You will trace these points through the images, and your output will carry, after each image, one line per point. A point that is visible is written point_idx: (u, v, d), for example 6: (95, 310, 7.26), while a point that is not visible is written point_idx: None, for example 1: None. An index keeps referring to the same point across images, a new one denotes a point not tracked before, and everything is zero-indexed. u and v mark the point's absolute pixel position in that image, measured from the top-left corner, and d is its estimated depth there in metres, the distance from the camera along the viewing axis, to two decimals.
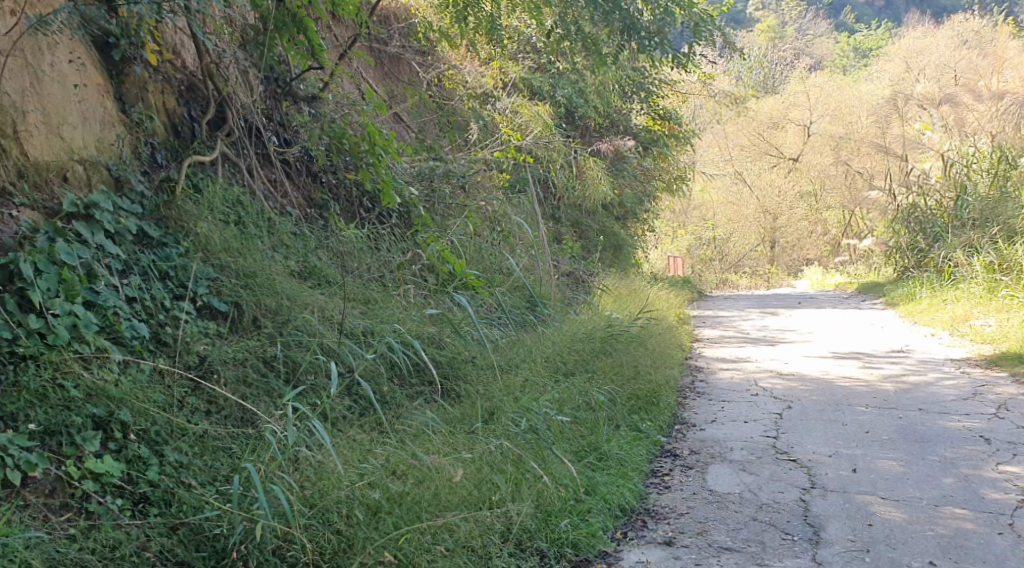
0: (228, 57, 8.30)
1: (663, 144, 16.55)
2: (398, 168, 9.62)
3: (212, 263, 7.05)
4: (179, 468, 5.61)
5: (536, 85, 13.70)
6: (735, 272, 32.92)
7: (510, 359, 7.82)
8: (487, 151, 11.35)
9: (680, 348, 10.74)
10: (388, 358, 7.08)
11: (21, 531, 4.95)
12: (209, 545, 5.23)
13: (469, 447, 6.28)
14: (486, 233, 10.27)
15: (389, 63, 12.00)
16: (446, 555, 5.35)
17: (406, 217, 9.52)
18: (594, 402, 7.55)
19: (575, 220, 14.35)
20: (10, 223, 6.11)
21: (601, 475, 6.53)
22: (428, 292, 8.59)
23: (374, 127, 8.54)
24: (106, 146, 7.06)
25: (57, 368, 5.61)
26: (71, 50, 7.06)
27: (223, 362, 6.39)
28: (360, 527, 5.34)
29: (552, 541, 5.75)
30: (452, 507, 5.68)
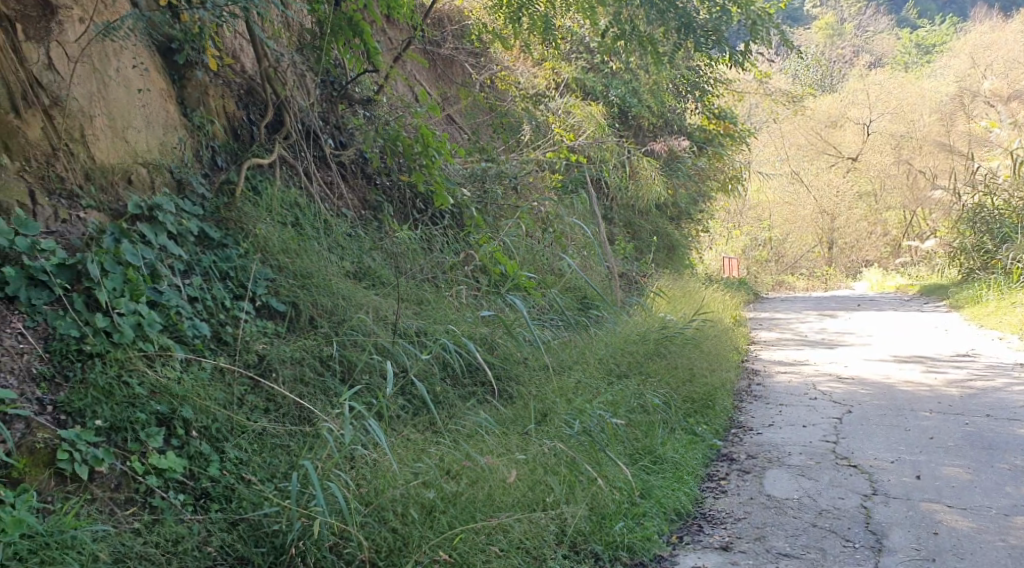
0: (286, 60, 8.43)
1: (718, 144, 16.46)
2: (452, 169, 9.69)
3: (270, 263, 7.16)
4: (239, 465, 5.71)
5: (589, 85, 13.73)
6: (792, 273, 32.91)
7: (563, 361, 7.84)
8: (540, 152, 11.36)
9: (735, 350, 10.69)
10: (442, 358, 7.14)
11: (88, 524, 5.06)
12: (269, 541, 5.29)
13: (523, 448, 6.32)
14: (538, 234, 10.28)
15: (443, 65, 12.09)
16: (501, 556, 5.39)
17: (459, 219, 9.56)
18: (648, 404, 7.55)
19: (628, 221, 14.33)
20: (78, 224, 6.34)
21: (656, 478, 6.54)
22: (480, 293, 8.58)
23: (428, 129, 8.61)
24: (169, 149, 7.21)
25: (123, 366, 5.74)
26: (135, 55, 7.22)
27: (281, 360, 6.48)
28: (415, 526, 5.40)
29: (606, 544, 5.76)
30: (506, 508, 5.71)
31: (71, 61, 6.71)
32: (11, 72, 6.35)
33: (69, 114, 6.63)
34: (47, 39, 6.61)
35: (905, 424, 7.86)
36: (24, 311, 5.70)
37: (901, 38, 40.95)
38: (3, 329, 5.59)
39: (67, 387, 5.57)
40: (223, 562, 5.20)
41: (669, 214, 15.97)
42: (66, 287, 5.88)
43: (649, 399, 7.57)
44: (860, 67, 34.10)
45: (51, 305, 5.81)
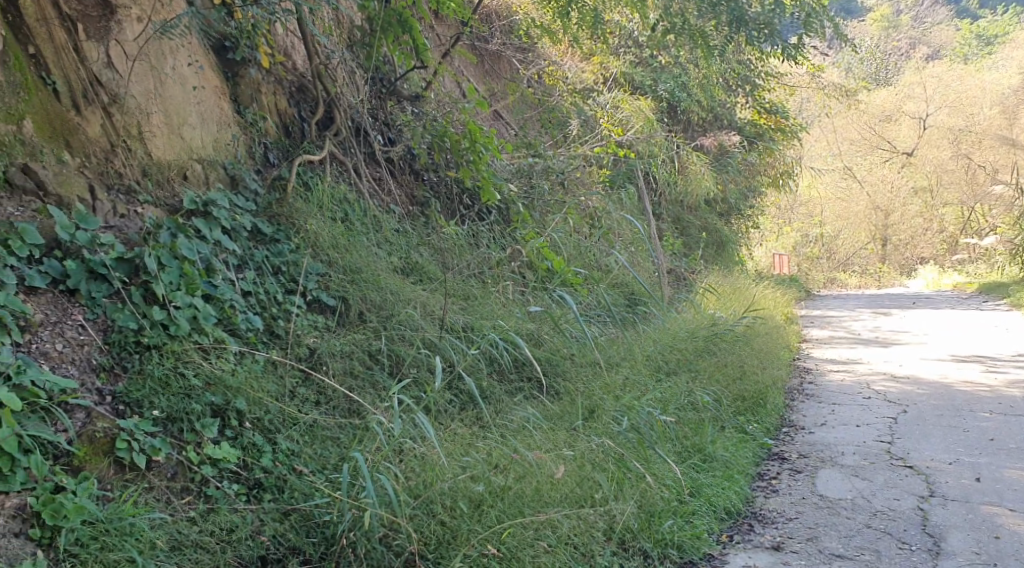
0: (336, 58, 8.54)
1: (768, 139, 16.22)
2: (499, 165, 9.74)
3: (321, 259, 7.26)
4: (291, 456, 5.80)
5: (638, 79, 13.72)
6: (843, 271, 32.57)
7: (611, 357, 7.86)
8: (588, 146, 11.31)
9: (786, 348, 10.63)
10: (489, 354, 7.18)
11: (146, 513, 5.18)
12: (319, 531, 5.40)
13: (570, 444, 6.35)
14: (585, 231, 10.27)
15: (491, 62, 12.16)
16: (549, 551, 5.44)
17: (506, 214, 9.59)
18: (698, 401, 7.54)
19: (676, 217, 14.31)
20: (136, 219, 6.47)
21: (705, 476, 6.55)
22: (528, 288, 8.60)
23: (476, 124, 8.67)
24: (223, 146, 7.34)
25: (179, 358, 5.87)
26: (191, 53, 7.36)
27: (332, 354, 6.58)
28: (464, 519, 5.47)
29: (655, 541, 5.79)
30: (554, 503, 5.75)
31: (129, 60, 6.87)
32: (71, 71, 6.52)
33: (126, 111, 6.78)
34: (107, 38, 6.75)
35: (962, 424, 7.78)
36: (84, 304, 5.84)
37: (960, 29, 40.34)
38: (64, 321, 5.72)
39: (125, 377, 5.70)
40: (275, 551, 5.31)
41: (718, 210, 15.89)
42: (124, 280, 6.01)
43: (699, 397, 7.57)
44: (915, 60, 33.65)
45: (110, 298, 5.95)
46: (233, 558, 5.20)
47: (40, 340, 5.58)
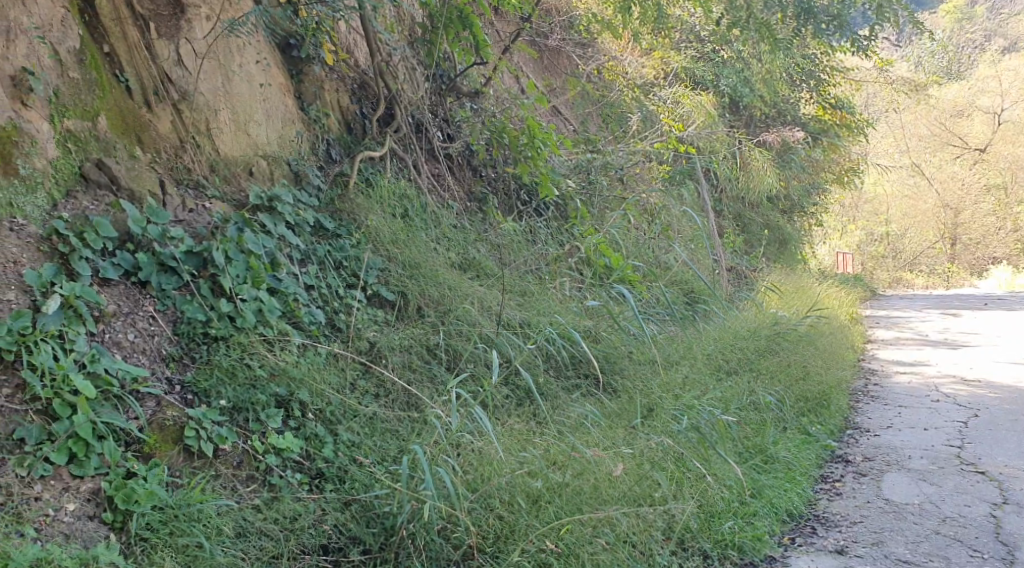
0: (397, 55, 8.65)
1: (834, 135, 16.10)
2: (557, 160, 9.91)
3: (381, 254, 7.36)
4: (352, 447, 5.91)
5: (699, 74, 13.68)
6: (910, 271, 31.28)
7: (670, 356, 7.87)
8: (648, 142, 11.28)
9: (851, 349, 10.55)
10: (546, 351, 7.23)
11: (213, 499, 5.31)
12: (379, 522, 5.48)
13: (629, 442, 6.37)
14: (645, 227, 10.25)
15: (550, 58, 12.21)
16: (608, 548, 5.49)
17: (563, 211, 9.64)
18: (761, 401, 7.54)
19: (737, 214, 14.23)
20: (204, 213, 6.62)
21: (767, 477, 6.55)
22: (584, 286, 8.56)
23: (534, 120, 8.76)
24: (287, 142, 7.50)
25: (245, 349, 6.01)
26: (258, 51, 7.51)
27: (391, 348, 6.68)
28: (522, 514, 5.54)
29: (715, 542, 5.82)
30: (613, 501, 5.79)
31: (198, 58, 7.03)
32: (143, 69, 6.71)
33: (195, 108, 6.95)
34: (177, 36, 6.93)
35: None
36: (155, 295, 6.00)
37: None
38: (136, 311, 5.88)
39: (193, 367, 5.86)
40: (336, 540, 5.41)
41: (780, 207, 15.79)
42: (193, 273, 6.17)
43: (761, 397, 7.56)
44: (987, 53, 33.02)
45: (179, 290, 6.11)
46: (296, 546, 5.32)
47: (113, 329, 5.74)
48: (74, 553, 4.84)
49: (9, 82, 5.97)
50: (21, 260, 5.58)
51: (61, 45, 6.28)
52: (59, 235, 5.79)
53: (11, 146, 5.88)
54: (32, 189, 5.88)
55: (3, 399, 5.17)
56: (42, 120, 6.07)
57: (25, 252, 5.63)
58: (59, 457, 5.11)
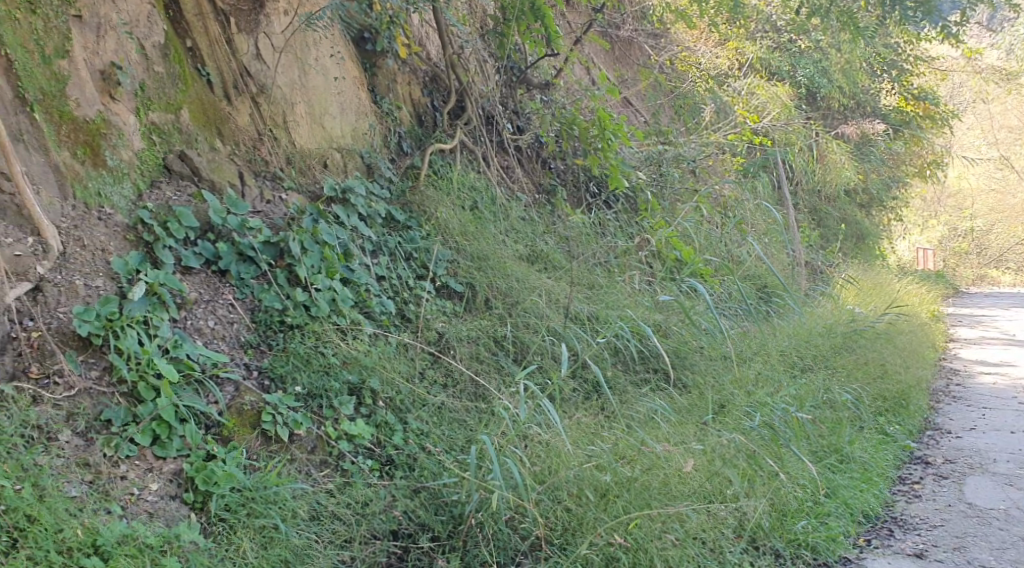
0: (469, 47, 8.73)
1: (916, 126, 15.82)
2: (626, 152, 9.87)
3: (450, 245, 7.46)
4: (421, 436, 6.02)
5: (775, 65, 13.56)
6: (996, 267, 27.95)
7: (743, 351, 7.83)
8: (721, 134, 11.20)
9: (932, 347, 10.41)
10: (614, 345, 7.24)
11: (289, 482, 5.46)
12: (448, 510, 5.61)
13: (700, 438, 6.37)
14: (718, 221, 10.22)
15: (622, 48, 12.11)
16: (677, 544, 5.51)
17: (633, 203, 9.65)
18: (837, 400, 7.49)
19: (813, 207, 14.09)
20: (281, 205, 6.79)
21: (843, 477, 6.53)
22: (655, 279, 8.60)
23: (606, 111, 8.66)
24: (360, 135, 7.66)
25: (319, 337, 6.16)
26: (332, 45, 7.67)
27: (459, 339, 6.77)
28: (590, 507, 5.58)
29: (788, 541, 5.83)
30: (682, 497, 5.80)
31: (276, 52, 7.21)
32: (224, 64, 6.89)
33: (273, 101, 7.13)
34: (256, 31, 7.09)
35: None
36: (234, 284, 6.18)
37: None
38: (216, 299, 6.07)
39: (270, 354, 6.02)
40: (406, 526, 5.54)
41: (859, 201, 15.53)
42: (270, 262, 6.34)
43: (837, 395, 7.51)
44: None
45: (257, 279, 6.29)
46: (367, 531, 5.45)
47: (194, 316, 5.93)
48: (157, 531, 5.00)
49: (98, 77, 6.17)
50: (109, 248, 5.78)
51: (147, 39, 6.47)
52: (144, 225, 5.99)
53: (100, 138, 6.08)
54: (119, 179, 6.07)
55: (91, 381, 5.36)
56: (129, 113, 6.27)
57: (113, 240, 5.82)
58: (143, 438, 5.30)
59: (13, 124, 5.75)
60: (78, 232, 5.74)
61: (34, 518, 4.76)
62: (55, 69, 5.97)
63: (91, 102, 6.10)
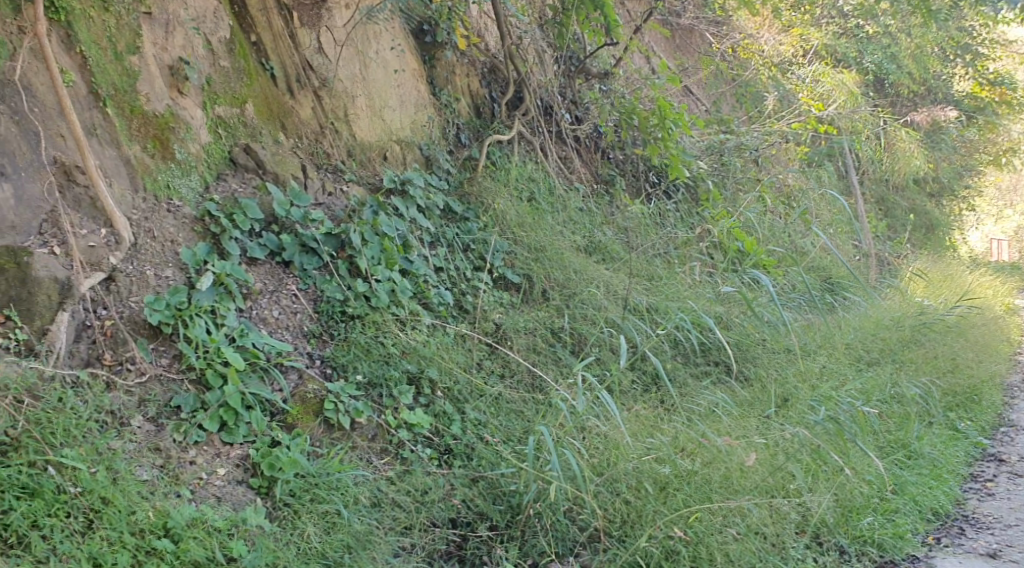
0: (527, 38, 8.76)
1: (992, 113, 15.42)
2: (688, 141, 9.81)
3: (508, 236, 7.52)
4: (479, 426, 6.10)
5: (841, 51, 13.34)
6: None
7: (807, 344, 7.75)
8: (786, 122, 10.93)
9: (1006, 340, 10.26)
10: (674, 337, 7.25)
11: (351, 469, 5.58)
12: (505, 500, 5.71)
13: (761, 431, 6.35)
14: (781, 210, 10.09)
15: (683, 36, 12.06)
16: (739, 539, 5.52)
17: (693, 192, 9.64)
18: (905, 394, 7.36)
19: (880, 197, 13.67)
20: (342, 197, 6.91)
21: (910, 474, 6.49)
22: (715, 271, 8.49)
23: (666, 100, 8.65)
24: (420, 127, 7.77)
25: (379, 328, 6.28)
26: (393, 37, 7.77)
27: (516, 330, 6.83)
28: (649, 500, 5.61)
29: (853, 538, 5.84)
30: (743, 491, 5.76)
31: (338, 45, 7.33)
32: (288, 58, 7.01)
33: (334, 94, 7.25)
34: (319, 25, 7.20)
35: None
36: (297, 275, 6.31)
37: None
38: (280, 290, 6.20)
39: (332, 344, 6.15)
40: (465, 515, 5.64)
41: (928, 190, 15.19)
42: (332, 253, 6.46)
43: (905, 389, 7.39)
44: None
45: (319, 270, 6.40)
46: (427, 519, 5.56)
47: (259, 306, 6.07)
48: (225, 515, 5.15)
49: (167, 72, 6.32)
50: (178, 239, 5.93)
51: (213, 35, 6.61)
52: (211, 217, 6.13)
53: (169, 131, 6.22)
54: (187, 172, 6.22)
55: (162, 368, 5.53)
56: (196, 107, 6.41)
57: (181, 232, 5.97)
58: (211, 424, 5.44)
59: (87, 119, 5.89)
60: (149, 224, 5.89)
61: (108, 500, 4.91)
62: (126, 65, 6.11)
63: (160, 97, 6.25)
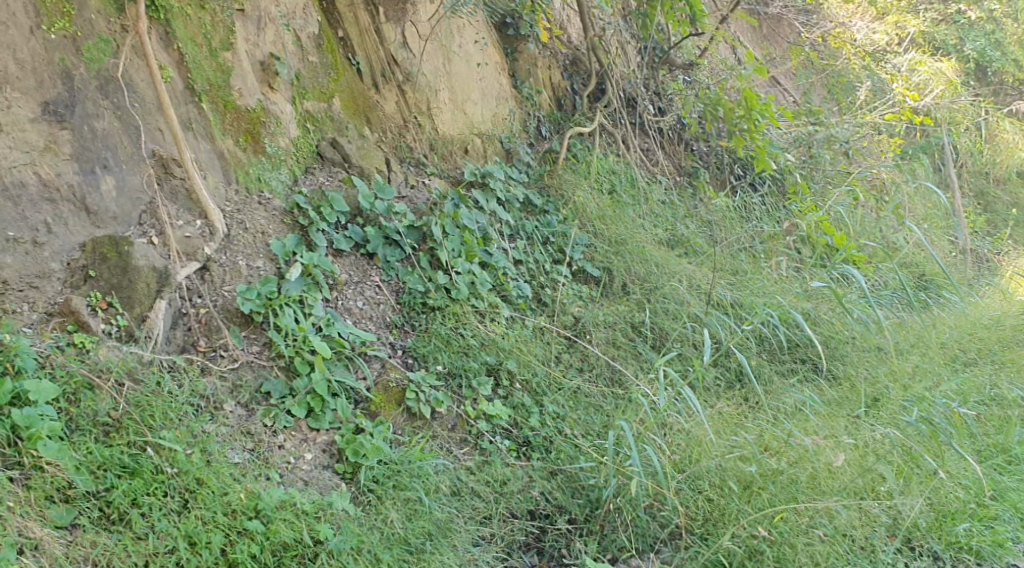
0: (610, 29, 8.75)
1: None
2: (775, 134, 9.66)
3: (588, 230, 7.60)
4: (557, 419, 6.18)
5: (939, 37, 12.58)
6: None
7: (900, 342, 7.49)
8: (880, 112, 10.76)
9: None
10: (760, 332, 7.21)
11: (432, 458, 5.70)
12: (584, 493, 5.81)
13: (851, 431, 6.26)
14: (872, 204, 9.74)
15: (770, 26, 11.72)
16: (825, 540, 5.51)
17: (781, 185, 9.37)
18: (1006, 396, 7.01)
19: (980, 191, 11.71)
20: (424, 189, 7.05)
21: (1010, 479, 6.18)
22: (802, 265, 8.37)
23: (752, 92, 8.56)
24: (501, 120, 7.89)
25: (459, 319, 6.39)
26: (476, 31, 7.87)
27: (595, 324, 6.89)
28: (734, 498, 5.65)
29: (948, 543, 5.69)
30: (832, 492, 5.73)
31: (422, 39, 7.42)
32: (373, 53, 7.14)
33: (418, 89, 7.37)
34: (404, 19, 7.27)
35: None
36: (381, 266, 6.45)
37: None
38: (365, 281, 6.35)
39: (413, 334, 6.29)
40: (543, 507, 5.77)
41: None
42: (414, 246, 6.59)
43: (1006, 391, 7.04)
44: None
45: (402, 262, 6.53)
46: (506, 509, 5.70)
47: (345, 296, 6.22)
48: (312, 499, 5.30)
49: (259, 67, 6.49)
50: (268, 231, 6.10)
51: (303, 30, 6.75)
52: (300, 209, 6.30)
53: (260, 126, 6.40)
54: (277, 166, 6.41)
55: (253, 355, 5.70)
56: (286, 102, 6.58)
57: (271, 224, 6.15)
58: (299, 410, 5.60)
59: (183, 114, 6.08)
60: (241, 216, 6.09)
61: (203, 481, 5.11)
62: (220, 61, 6.27)
63: (252, 91, 6.41)
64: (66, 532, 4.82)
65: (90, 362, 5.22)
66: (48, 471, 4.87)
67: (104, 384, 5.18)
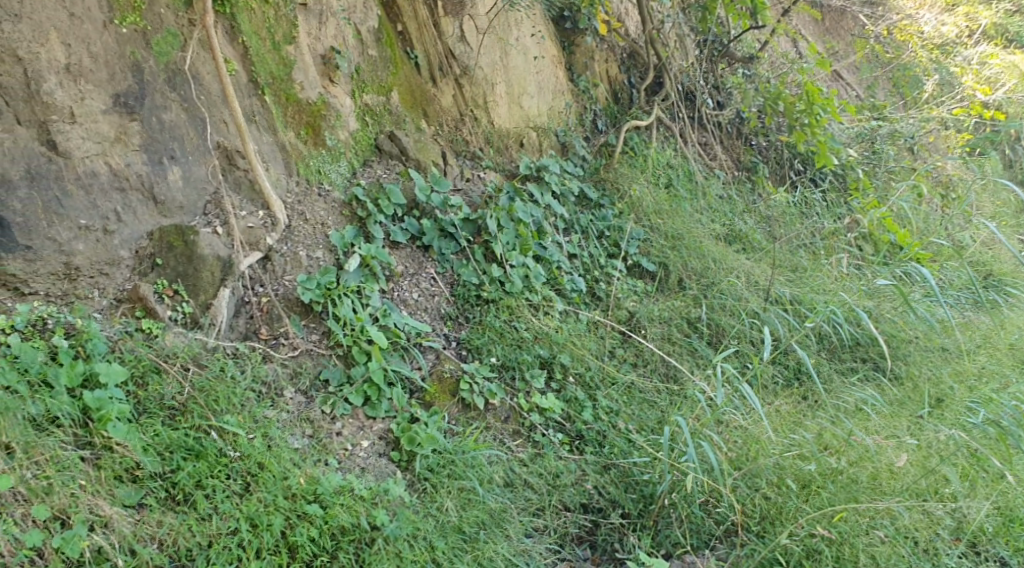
0: (670, 23, 8.75)
1: None
2: (837, 128, 9.63)
3: (644, 224, 7.63)
4: (611, 414, 6.21)
5: (1013, 30, 12.72)
6: None
7: (967, 343, 7.40)
8: (946, 107, 10.45)
9: None
10: (821, 330, 7.20)
11: (486, 448, 5.77)
12: (638, 489, 5.85)
13: (913, 431, 6.22)
14: (937, 202, 9.70)
15: (833, 19, 11.78)
16: (887, 541, 5.47)
17: (842, 181, 9.23)
18: None
19: None
20: (479, 183, 7.15)
21: None
22: (863, 263, 8.26)
23: (815, 85, 8.35)
24: (556, 114, 7.95)
25: (513, 312, 6.46)
26: (534, 25, 7.92)
27: (650, 319, 6.91)
28: (792, 497, 5.66)
29: (1015, 549, 5.62)
30: (892, 493, 5.69)
31: (480, 33, 7.48)
32: (431, 46, 7.22)
33: (475, 82, 7.45)
34: (462, 13, 7.33)
35: None
36: (436, 259, 6.53)
37: None
38: (420, 273, 6.44)
39: (467, 327, 6.37)
40: (596, 501, 5.81)
41: None
42: (470, 238, 6.67)
43: None
44: None
45: (457, 255, 6.61)
46: (559, 502, 5.75)
47: (400, 288, 6.31)
48: (368, 485, 5.40)
49: (320, 60, 6.59)
50: (328, 223, 6.22)
51: (363, 25, 6.84)
52: (358, 201, 6.40)
53: (321, 119, 6.50)
54: (336, 158, 6.51)
55: (312, 344, 5.82)
56: (345, 95, 6.67)
57: (331, 216, 6.26)
58: (356, 398, 5.71)
59: (247, 106, 6.20)
60: (301, 208, 6.21)
61: (264, 465, 5.22)
62: (283, 54, 6.38)
63: (313, 85, 6.51)
64: (133, 511, 4.95)
65: (157, 347, 5.36)
66: (117, 452, 5.01)
67: (170, 368, 5.33)
